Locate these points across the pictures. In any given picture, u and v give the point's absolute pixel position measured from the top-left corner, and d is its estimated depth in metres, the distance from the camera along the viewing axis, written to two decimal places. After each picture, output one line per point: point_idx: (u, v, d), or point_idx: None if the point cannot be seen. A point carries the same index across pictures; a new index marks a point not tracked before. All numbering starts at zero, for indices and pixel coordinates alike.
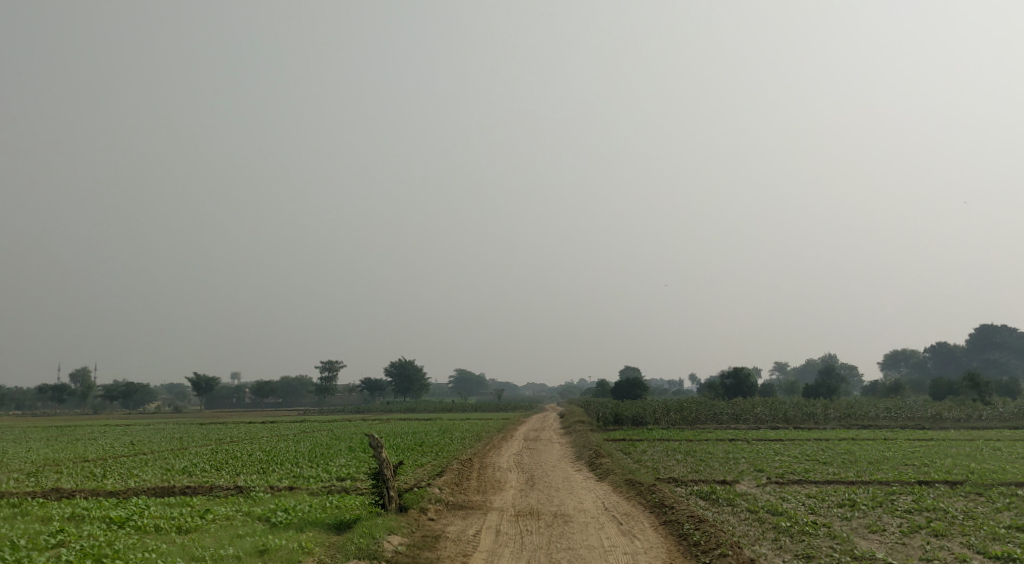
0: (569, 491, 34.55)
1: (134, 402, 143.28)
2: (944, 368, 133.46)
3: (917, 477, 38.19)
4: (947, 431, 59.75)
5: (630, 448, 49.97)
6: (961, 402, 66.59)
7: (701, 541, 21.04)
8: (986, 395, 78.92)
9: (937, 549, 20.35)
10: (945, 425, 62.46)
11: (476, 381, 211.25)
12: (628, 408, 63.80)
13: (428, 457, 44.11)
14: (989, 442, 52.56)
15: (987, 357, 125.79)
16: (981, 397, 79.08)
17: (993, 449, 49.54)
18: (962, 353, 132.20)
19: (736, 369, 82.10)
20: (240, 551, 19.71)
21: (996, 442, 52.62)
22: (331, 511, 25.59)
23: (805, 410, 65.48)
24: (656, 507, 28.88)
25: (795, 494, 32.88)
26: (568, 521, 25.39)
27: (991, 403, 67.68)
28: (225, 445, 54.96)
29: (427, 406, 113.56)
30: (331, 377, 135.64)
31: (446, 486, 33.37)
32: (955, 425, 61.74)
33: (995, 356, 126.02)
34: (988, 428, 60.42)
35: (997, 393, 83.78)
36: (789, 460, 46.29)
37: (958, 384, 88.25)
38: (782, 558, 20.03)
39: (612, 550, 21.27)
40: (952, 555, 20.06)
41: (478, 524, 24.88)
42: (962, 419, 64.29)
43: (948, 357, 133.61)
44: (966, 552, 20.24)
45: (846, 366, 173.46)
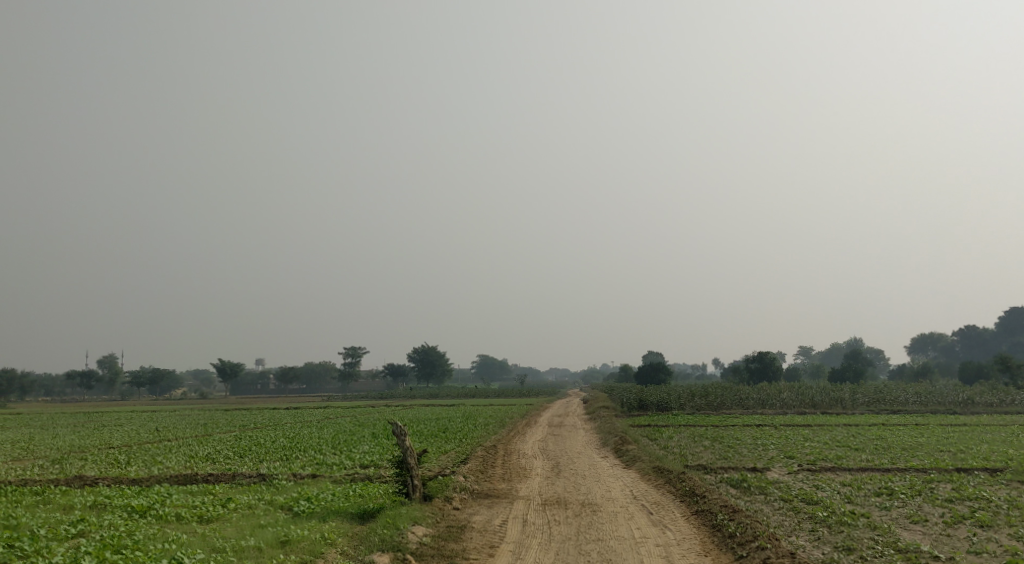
0: (596, 479, 33.92)
1: (161, 388, 143.87)
2: (973, 351, 131.74)
3: (955, 464, 37.31)
4: (980, 416, 58.60)
5: (655, 434, 49.22)
6: (994, 386, 65.24)
7: (737, 533, 20.31)
8: (1018, 379, 77.54)
9: (985, 542, 19.58)
10: (976, 409, 61.28)
11: (499, 366, 211.20)
12: (653, 393, 62.97)
13: (452, 444, 43.58)
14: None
15: (1017, 340, 124.05)
16: (1012, 381, 77.72)
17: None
18: (991, 336, 130.37)
19: (761, 353, 81.04)
20: (262, 543, 19.12)
21: None
22: (354, 500, 25.04)
23: (832, 395, 64.49)
24: (686, 496, 28.20)
25: (829, 482, 32.11)
26: (597, 510, 24.70)
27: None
28: (249, 431, 54.70)
29: (450, 392, 113.21)
30: (354, 363, 135.67)
31: (471, 474, 32.80)
32: (987, 410, 60.54)
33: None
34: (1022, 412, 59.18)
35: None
36: (821, 447, 45.44)
37: (988, 368, 86.84)
38: (822, 550, 19.34)
39: (644, 542, 20.56)
40: (1001, 547, 19.28)
41: (504, 513, 24.25)
42: (994, 403, 63.07)
43: (976, 340, 131.86)
44: (1016, 544, 19.48)
45: (872, 351, 171.63)
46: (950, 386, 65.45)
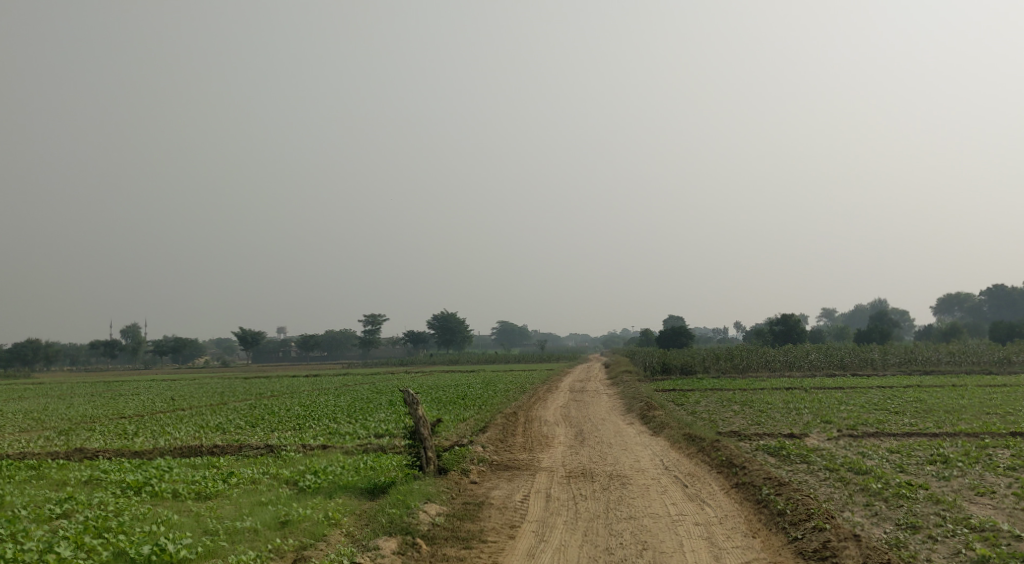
0: (623, 447, 31.94)
1: (184, 356, 142.98)
2: (1001, 312, 128.80)
3: (1004, 429, 35.24)
4: (1018, 376, 56.25)
5: (682, 399, 47.09)
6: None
7: (787, 511, 18.35)
8: None
9: None
10: (1014, 369, 58.86)
11: (520, 333, 209.63)
12: (676, 357, 60.69)
13: (471, 412, 41.59)
14: None
15: None
16: None
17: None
18: (1019, 296, 127.18)
19: (785, 316, 78.57)
20: (258, 524, 16.91)
21: None
22: (364, 474, 23.07)
23: (862, 356, 62.11)
24: (723, 467, 26.20)
25: (874, 449, 30.26)
26: (627, 483, 22.68)
27: None
28: (265, 400, 53.01)
29: (472, 358, 111.37)
30: (375, 331, 134.28)
31: (491, 443, 30.85)
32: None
33: None
34: None
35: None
36: (858, 410, 43.28)
37: (1020, 327, 84.15)
38: (883, 528, 18.55)
39: (681, 520, 18.53)
40: None
41: (525, 487, 22.31)
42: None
43: (1004, 300, 128.80)
44: None
45: (898, 312, 168.40)
46: (985, 345, 62.89)
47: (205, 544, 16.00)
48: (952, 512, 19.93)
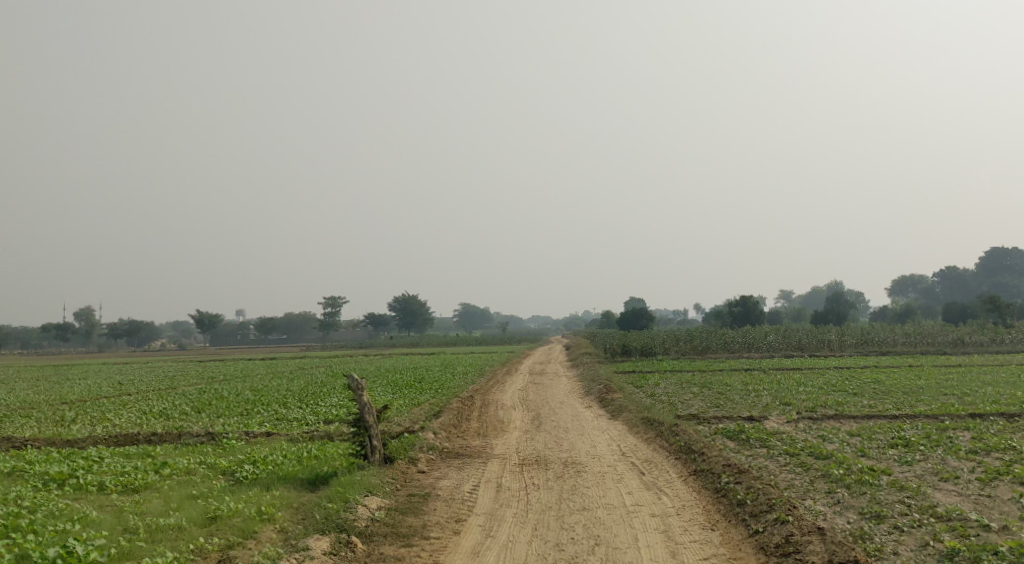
0: (580, 433, 31.02)
1: (139, 339, 140.29)
2: (952, 293, 130.14)
3: (964, 411, 34.93)
4: (972, 356, 56.35)
5: (641, 382, 46.37)
6: (984, 325, 62.74)
7: (747, 501, 17.57)
8: (1006, 317, 75.30)
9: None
10: (968, 349, 58.98)
11: (481, 315, 208.53)
12: (636, 339, 59.81)
13: (427, 396, 40.47)
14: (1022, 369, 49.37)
15: (996, 282, 122.77)
16: (1000, 319, 75.54)
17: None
18: (971, 278, 128.51)
19: (744, 297, 78.10)
20: (184, 521, 15.70)
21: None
22: (307, 463, 21.87)
23: (819, 337, 61.70)
24: (681, 453, 25.33)
25: (834, 432, 29.68)
26: (581, 471, 21.73)
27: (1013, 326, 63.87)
28: (214, 384, 51.52)
29: (432, 341, 110.17)
30: (334, 313, 132.64)
31: (443, 430, 29.80)
32: (978, 350, 58.21)
33: (1003, 279, 122.80)
34: (1014, 352, 56.96)
35: (1016, 316, 80.14)
36: (816, 391, 42.74)
37: (972, 308, 84.69)
38: (848, 518, 18.66)
39: (637, 511, 17.64)
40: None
41: (476, 476, 21.31)
42: (986, 342, 60.73)
43: (955, 282, 130.14)
44: None
45: (854, 294, 169.51)
46: (939, 326, 62.84)
47: (120, 545, 14.81)
48: (916, 501, 19.24)
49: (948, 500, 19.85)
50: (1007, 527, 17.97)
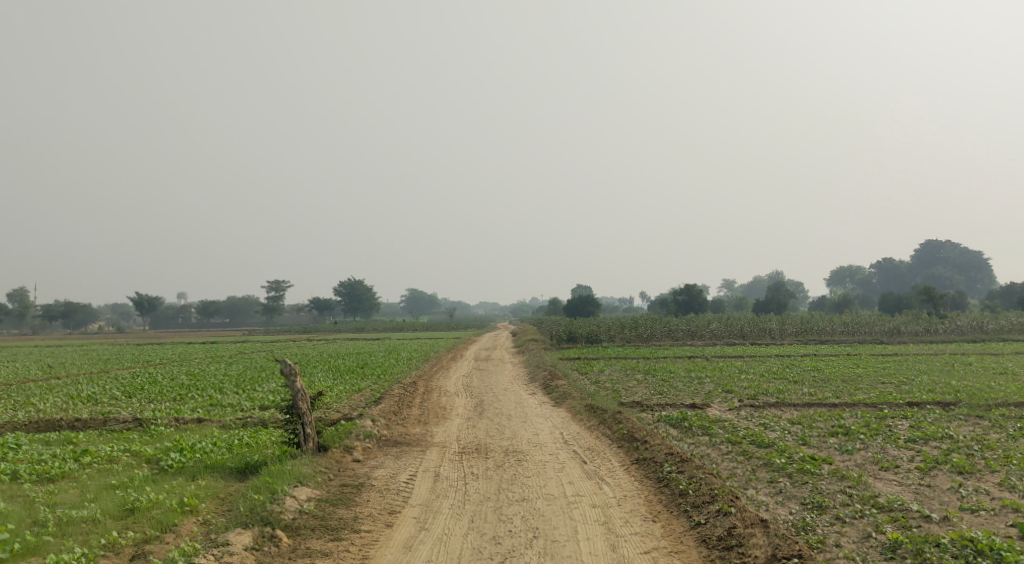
0: (523, 420, 30.47)
1: (76, 321, 137.07)
2: (888, 285, 131.92)
3: (902, 400, 35.03)
4: (909, 345, 56.90)
5: (586, 368, 46.04)
6: (919, 315, 63.49)
7: (689, 492, 17.12)
8: (941, 308, 76.34)
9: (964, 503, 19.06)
10: (904, 338, 59.58)
11: (428, 301, 207.65)
12: (582, 326, 59.39)
13: (367, 382, 39.60)
14: (959, 358, 49.86)
15: (931, 274, 124.78)
16: (935, 310, 76.55)
17: (966, 365, 46.67)
18: (906, 270, 130.48)
19: (688, 286, 78.10)
20: (100, 513, 14.83)
21: (967, 357, 49.92)
22: (237, 451, 20.98)
23: (760, 325, 61.85)
24: (624, 441, 24.88)
25: (776, 420, 29.45)
26: (522, 460, 21.15)
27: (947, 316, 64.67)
28: (149, 368, 50.08)
29: (377, 325, 108.86)
30: (277, 297, 130.72)
31: (383, 417, 29.02)
32: (914, 339, 58.82)
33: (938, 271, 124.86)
34: (949, 341, 57.66)
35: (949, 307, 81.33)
36: (757, 379, 42.70)
37: (908, 299, 85.77)
38: (789, 509, 18.32)
39: (577, 502, 17.10)
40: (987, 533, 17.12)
41: (413, 466, 20.62)
42: (921, 332, 61.45)
43: (891, 274, 132.01)
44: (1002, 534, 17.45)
45: (793, 283, 171.26)
46: (876, 315, 63.43)
47: (26, 540, 13.93)
48: (858, 491, 18.96)
49: (889, 490, 19.60)
50: (948, 518, 17.74)
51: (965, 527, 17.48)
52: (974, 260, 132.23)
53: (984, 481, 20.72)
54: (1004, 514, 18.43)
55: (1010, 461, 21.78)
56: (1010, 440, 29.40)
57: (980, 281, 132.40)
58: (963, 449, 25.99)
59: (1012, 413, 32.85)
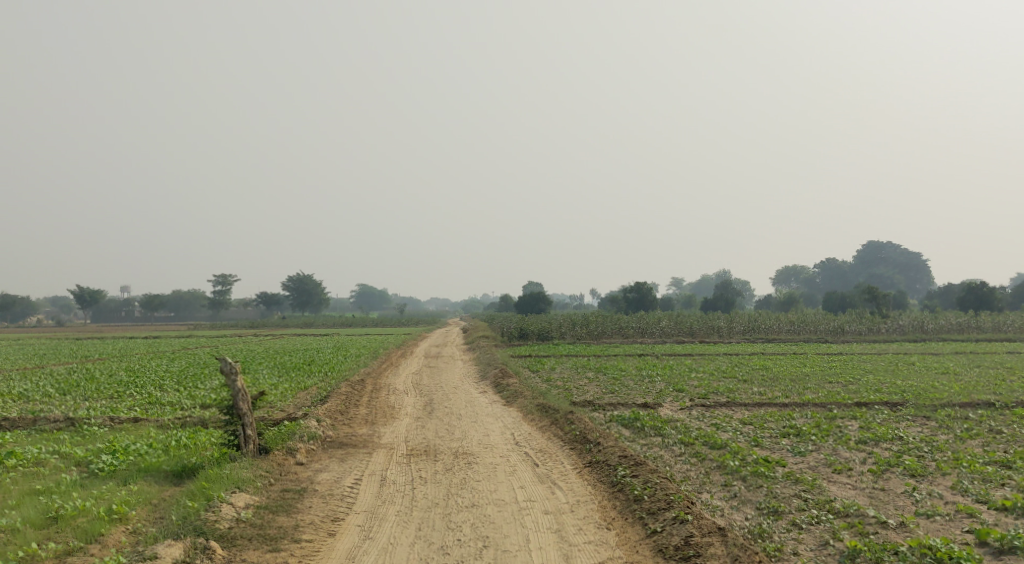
0: (473, 420, 29.81)
1: (16, 315, 133.63)
2: (832, 284, 133.41)
3: (850, 399, 34.98)
4: (853, 344, 57.21)
5: (537, 366, 45.50)
6: (862, 314, 63.92)
7: (644, 497, 16.57)
8: (884, 307, 77.09)
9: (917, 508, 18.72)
10: (848, 337, 59.92)
11: (379, 296, 206.33)
12: (533, 323, 58.86)
13: (314, 380, 38.70)
14: (903, 357, 50.15)
15: (873, 273, 126.49)
16: (878, 309, 77.27)
17: (911, 365, 46.91)
18: (849, 269, 132.07)
19: (638, 284, 77.96)
20: (18, 523, 13.93)
21: (911, 357, 50.25)
22: (174, 453, 20.07)
23: (709, 324, 61.80)
24: (577, 443, 24.31)
25: (727, 420, 29.11)
26: (472, 462, 20.48)
27: (889, 315, 65.20)
28: (88, 363, 48.57)
29: (325, 321, 107.45)
30: (224, 291, 128.66)
31: (328, 416, 28.16)
32: (858, 338, 59.16)
33: (880, 272, 126.62)
34: (891, 340, 58.09)
35: (891, 307, 82.16)
36: (707, 378, 42.45)
37: (851, 298, 86.57)
38: (745, 515, 17.87)
39: (529, 508, 16.48)
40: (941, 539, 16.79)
41: (358, 469, 19.85)
42: (865, 331, 61.87)
43: (834, 273, 133.54)
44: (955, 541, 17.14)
45: (740, 282, 172.45)
46: (821, 314, 63.74)
47: None
48: (813, 495, 18.56)
49: (843, 495, 19.22)
50: (904, 524, 17.36)
51: (921, 533, 17.11)
52: (914, 260, 134.27)
53: (937, 484, 20.45)
54: (960, 519, 18.11)
55: (962, 462, 21.55)
56: (957, 441, 29.34)
57: (919, 281, 134.56)
58: (913, 450, 25.81)
59: (958, 413, 32.86)
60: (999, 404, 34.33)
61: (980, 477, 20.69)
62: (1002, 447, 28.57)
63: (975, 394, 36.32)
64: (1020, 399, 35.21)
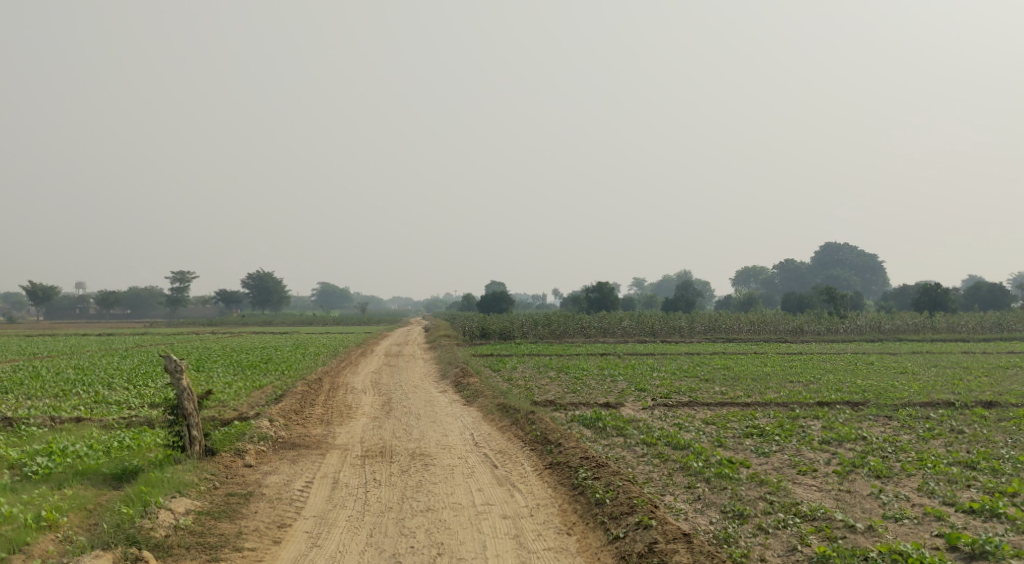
0: (432, 420, 29.01)
1: None
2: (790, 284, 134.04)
3: (811, 399, 34.62)
4: (813, 344, 57.05)
5: (498, 365, 44.76)
6: (822, 314, 63.85)
7: (606, 499, 15.94)
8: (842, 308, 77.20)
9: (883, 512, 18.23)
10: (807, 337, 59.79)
11: (340, 295, 204.51)
12: (495, 321, 58.19)
13: (269, 378, 37.69)
14: (864, 357, 50.01)
15: (830, 274, 127.25)
16: (836, 309, 77.39)
17: (870, 364, 46.76)
18: (807, 270, 132.75)
19: (600, 283, 77.45)
20: None
21: (871, 356, 50.14)
22: (115, 455, 19.14)
23: (670, 323, 61.36)
24: (537, 444, 23.62)
25: (689, 420, 28.55)
26: (429, 464, 19.73)
27: (848, 315, 65.17)
28: (36, 361, 47.03)
29: (285, 319, 105.85)
30: (182, 288, 126.51)
31: (281, 416, 27.23)
32: (817, 338, 59.02)
33: (837, 273, 127.44)
34: (850, 340, 58.02)
35: (849, 307, 82.35)
36: (669, 377, 41.94)
37: (809, 298, 86.70)
38: (710, 519, 17.30)
39: (487, 512, 15.80)
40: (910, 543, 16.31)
41: (309, 472, 19.01)
42: (824, 331, 61.78)
43: (793, 274, 134.19)
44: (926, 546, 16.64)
45: (700, 282, 172.99)
46: (781, 314, 63.59)
47: None
48: (779, 497, 18.03)
49: (810, 497, 18.71)
50: (873, 528, 16.86)
51: (891, 538, 16.59)
52: (869, 262, 135.40)
53: (903, 486, 20.00)
54: (928, 523, 17.69)
55: (927, 463, 21.14)
56: (919, 442, 29.01)
57: (875, 282, 135.70)
58: (877, 451, 25.40)
59: (920, 413, 32.60)
60: (960, 403, 34.15)
61: (945, 478, 20.28)
62: (965, 447, 28.28)
63: (934, 393, 36.13)
64: (980, 399, 35.07)
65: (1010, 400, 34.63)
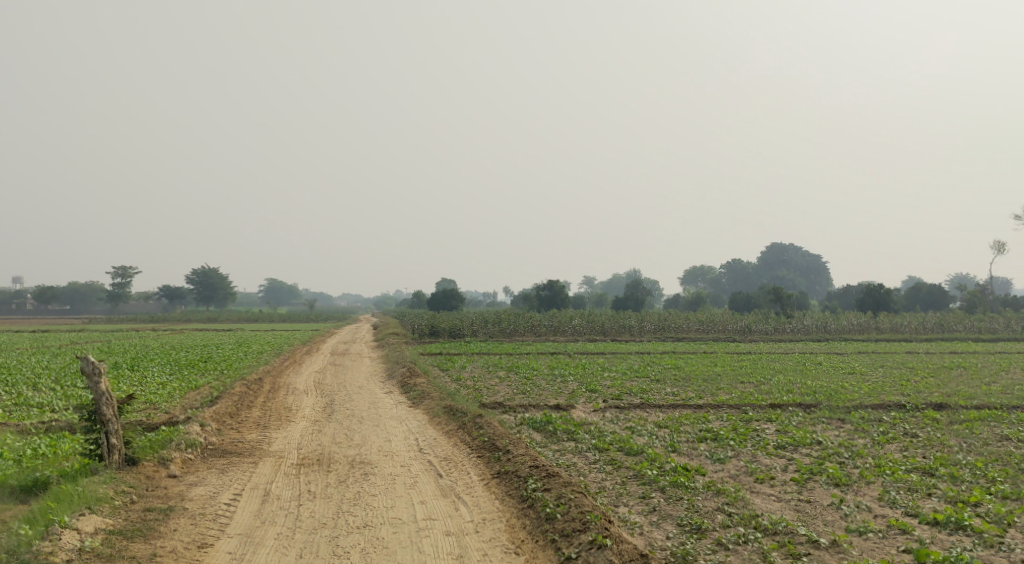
0: (375, 423, 27.72)
1: None
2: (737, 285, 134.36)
3: (764, 400, 33.93)
4: (762, 343, 56.55)
5: (447, 364, 43.50)
6: (769, 314, 63.43)
7: (557, 513, 14.87)
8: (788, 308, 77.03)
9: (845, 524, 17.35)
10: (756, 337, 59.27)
11: (287, 291, 201.54)
12: (444, 319, 56.92)
13: (206, 378, 36.11)
14: (814, 357, 49.55)
15: (776, 275, 127.68)
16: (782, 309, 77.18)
17: (820, 365, 46.26)
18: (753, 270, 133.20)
19: (551, 282, 76.40)
20: None
21: (821, 357, 49.73)
22: (28, 462, 17.73)
23: (621, 322, 60.44)
24: (485, 451, 22.46)
25: (641, 423, 27.58)
26: (369, 473, 18.48)
27: (796, 315, 64.80)
28: None
29: (229, 315, 103.62)
30: (123, 284, 123.31)
31: (214, 420, 25.77)
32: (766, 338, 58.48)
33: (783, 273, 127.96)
34: (798, 339, 57.59)
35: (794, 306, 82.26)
36: (620, 377, 41.02)
37: (756, 298, 86.52)
38: (666, 533, 16.31)
39: (429, 528, 14.65)
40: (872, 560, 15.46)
41: (240, 482, 17.69)
42: (772, 331, 61.33)
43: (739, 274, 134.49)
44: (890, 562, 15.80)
45: (650, 282, 172.48)
46: (729, 313, 63.03)
47: None
48: (737, 509, 17.06)
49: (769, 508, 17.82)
50: (837, 543, 15.97)
51: (857, 555, 15.72)
52: (814, 263, 136.22)
53: (863, 495, 19.16)
54: (893, 536, 16.84)
55: (885, 469, 20.32)
56: (874, 446, 28.33)
57: (819, 282, 136.50)
58: (833, 456, 24.61)
59: (872, 416, 32.03)
60: (911, 405, 33.66)
61: (906, 486, 19.47)
62: (921, 452, 27.66)
63: (884, 394, 35.67)
64: (931, 400, 34.64)
65: (960, 401, 34.26)
